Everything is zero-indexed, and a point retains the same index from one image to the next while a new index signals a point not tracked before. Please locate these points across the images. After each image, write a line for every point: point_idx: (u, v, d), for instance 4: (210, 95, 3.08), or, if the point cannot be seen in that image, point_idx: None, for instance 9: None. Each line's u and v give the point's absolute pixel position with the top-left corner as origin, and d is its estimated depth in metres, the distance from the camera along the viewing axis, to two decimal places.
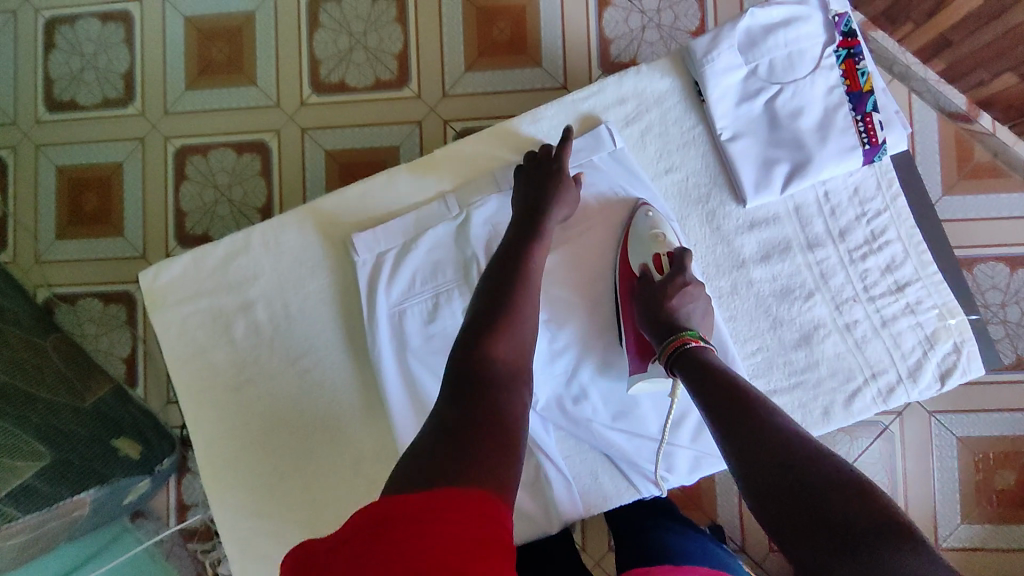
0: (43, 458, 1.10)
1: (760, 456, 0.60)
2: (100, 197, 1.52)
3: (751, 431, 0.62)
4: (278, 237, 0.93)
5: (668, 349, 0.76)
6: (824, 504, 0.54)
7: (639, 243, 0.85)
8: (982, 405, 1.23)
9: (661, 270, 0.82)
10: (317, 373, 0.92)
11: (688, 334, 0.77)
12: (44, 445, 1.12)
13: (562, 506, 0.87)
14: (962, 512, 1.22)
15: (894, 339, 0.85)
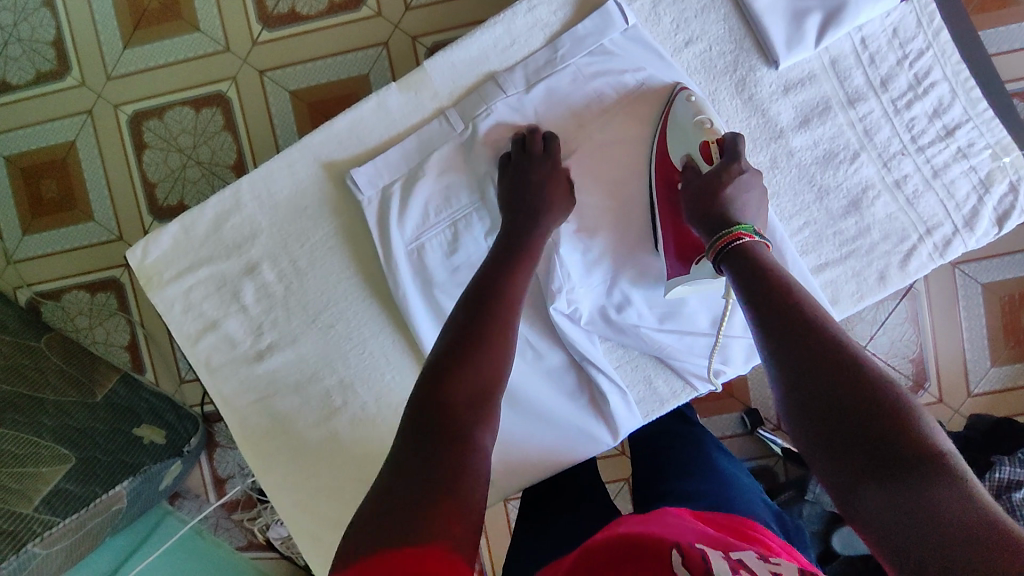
0: (69, 460, 1.07)
1: (801, 364, 0.50)
2: (59, 181, 1.40)
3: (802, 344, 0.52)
4: (268, 189, 0.84)
5: (719, 244, 0.64)
6: (868, 420, 0.45)
7: (683, 131, 0.75)
8: (1004, 247, 1.22)
9: (711, 160, 0.71)
10: (342, 327, 0.86)
11: (739, 227, 0.64)
12: (66, 446, 1.09)
13: (620, 419, 0.83)
14: (991, 355, 1.23)
15: (948, 189, 0.79)
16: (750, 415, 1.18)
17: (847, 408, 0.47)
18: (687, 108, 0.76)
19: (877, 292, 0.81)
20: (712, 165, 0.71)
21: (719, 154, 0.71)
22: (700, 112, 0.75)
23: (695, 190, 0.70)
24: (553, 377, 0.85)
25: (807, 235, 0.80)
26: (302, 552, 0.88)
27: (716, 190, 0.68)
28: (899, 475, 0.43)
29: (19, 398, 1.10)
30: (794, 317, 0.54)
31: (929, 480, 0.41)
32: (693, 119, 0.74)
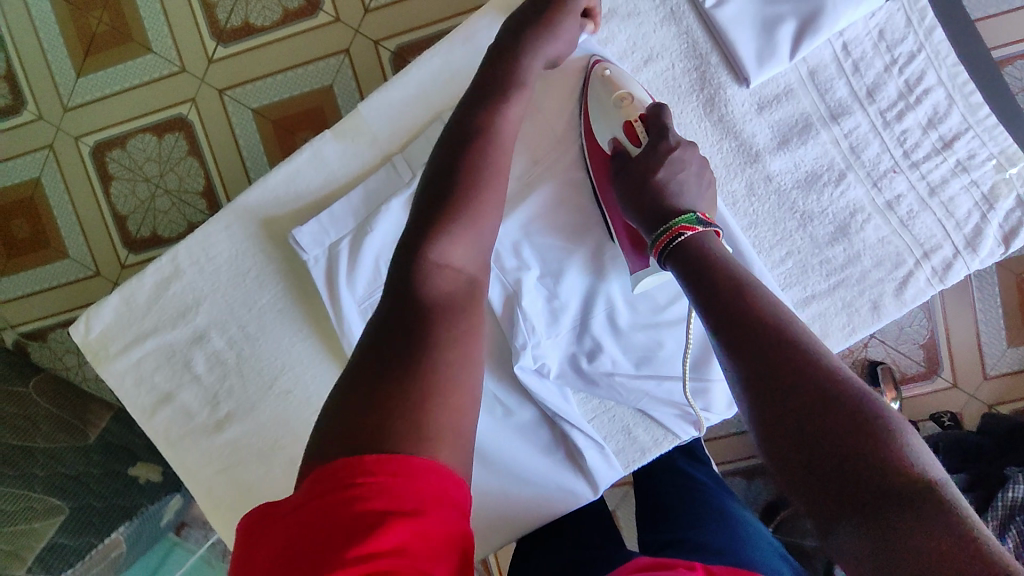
0: (63, 511, 1.06)
1: (759, 365, 0.44)
2: (28, 219, 1.35)
3: (759, 340, 0.46)
4: (212, 249, 0.79)
5: (660, 243, 0.59)
6: (846, 453, 0.39)
7: (603, 111, 0.69)
8: None
9: (638, 143, 0.66)
10: (302, 391, 0.81)
11: (679, 221, 0.59)
12: (59, 497, 1.07)
13: (598, 473, 0.78)
14: (1011, 340, 1.15)
15: (946, 207, 0.71)
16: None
17: (821, 437, 0.40)
18: (602, 85, 0.69)
19: (871, 324, 0.73)
20: (641, 145, 0.65)
21: (643, 134, 0.65)
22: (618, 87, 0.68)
23: (627, 182, 0.64)
24: (525, 433, 0.79)
25: (790, 267, 0.73)
26: None
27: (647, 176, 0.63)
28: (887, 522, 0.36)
29: (11, 451, 1.07)
30: (754, 325, 0.47)
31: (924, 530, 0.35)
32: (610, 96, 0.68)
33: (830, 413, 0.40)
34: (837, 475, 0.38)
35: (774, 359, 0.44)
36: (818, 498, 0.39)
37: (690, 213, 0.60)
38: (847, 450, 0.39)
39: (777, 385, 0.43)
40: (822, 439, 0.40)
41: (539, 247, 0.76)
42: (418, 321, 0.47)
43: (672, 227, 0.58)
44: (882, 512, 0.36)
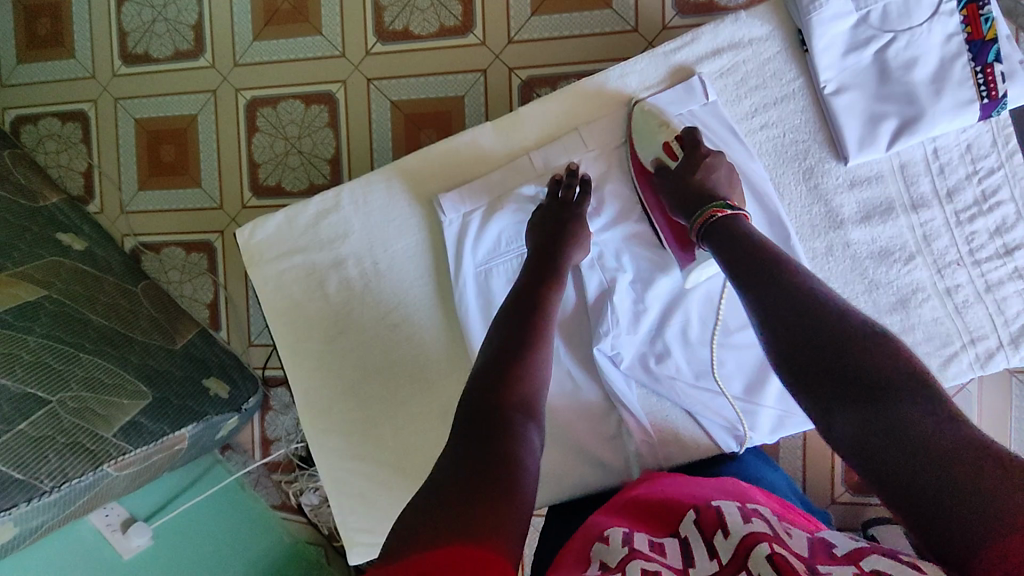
0: (146, 397, 1.20)
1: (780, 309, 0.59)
2: (177, 148, 1.57)
3: (779, 292, 0.60)
4: (365, 195, 0.95)
5: (698, 223, 0.74)
6: (847, 359, 0.52)
7: (646, 136, 0.85)
8: None
9: (675, 157, 0.81)
10: (407, 327, 0.95)
11: (713, 206, 0.73)
12: (145, 385, 1.22)
13: (642, 459, 0.90)
14: None
15: (998, 304, 0.82)
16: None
17: (832, 354, 0.54)
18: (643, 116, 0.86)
19: None
20: (677, 160, 0.81)
21: (680, 149, 0.81)
22: (661, 118, 0.85)
23: (674, 182, 0.79)
24: (585, 409, 0.92)
25: None
26: (340, 524, 0.97)
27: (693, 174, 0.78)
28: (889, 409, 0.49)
29: (115, 334, 1.26)
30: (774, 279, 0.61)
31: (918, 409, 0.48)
32: (656, 125, 0.85)
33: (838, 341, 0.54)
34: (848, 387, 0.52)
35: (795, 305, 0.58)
36: (836, 402, 0.52)
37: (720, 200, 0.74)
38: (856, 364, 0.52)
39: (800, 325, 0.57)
40: (826, 353, 0.54)
41: (637, 256, 0.89)
42: (490, 433, 0.56)
43: (706, 209, 0.73)
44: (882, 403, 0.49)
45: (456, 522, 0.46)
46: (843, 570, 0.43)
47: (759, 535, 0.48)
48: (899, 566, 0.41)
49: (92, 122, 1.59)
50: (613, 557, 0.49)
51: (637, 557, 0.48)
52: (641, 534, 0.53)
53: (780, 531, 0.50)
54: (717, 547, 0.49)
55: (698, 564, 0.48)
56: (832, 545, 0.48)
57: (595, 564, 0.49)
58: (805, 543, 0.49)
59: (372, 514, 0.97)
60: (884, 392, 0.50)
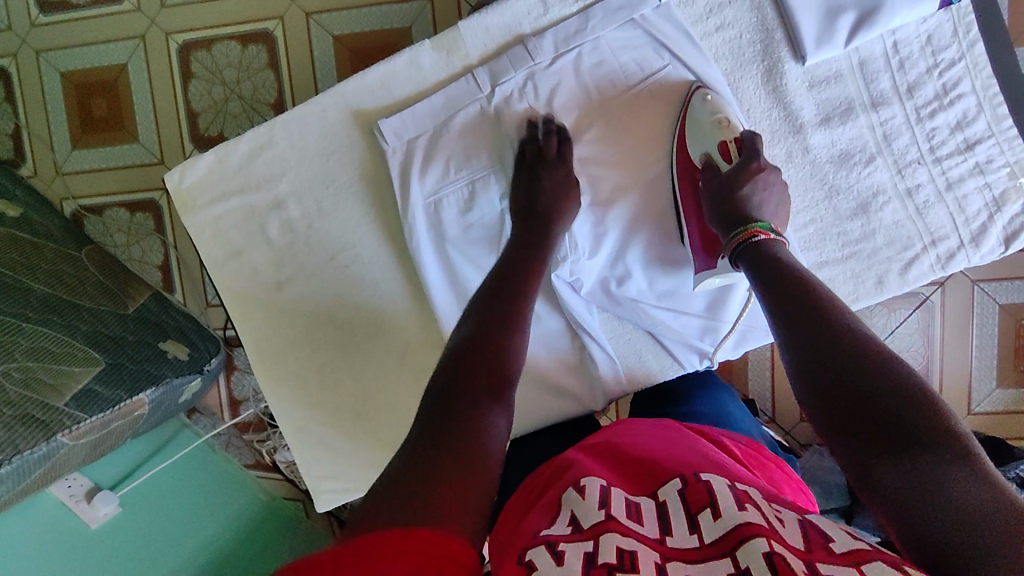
0: (99, 363, 1.15)
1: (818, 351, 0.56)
2: (109, 102, 1.45)
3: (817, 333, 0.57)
4: (300, 128, 0.88)
5: (735, 242, 0.71)
6: (884, 409, 0.49)
7: (700, 129, 0.78)
8: (1013, 273, 1.33)
9: (730, 160, 0.75)
10: (357, 269, 0.91)
11: (756, 226, 0.70)
12: (96, 351, 1.16)
13: (606, 384, 0.89)
14: (997, 376, 1.37)
15: (959, 202, 0.80)
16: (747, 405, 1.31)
17: (866, 402, 0.50)
18: (704, 106, 0.78)
19: (874, 296, 0.82)
20: (730, 164, 0.75)
21: (736, 153, 0.75)
22: (719, 112, 0.77)
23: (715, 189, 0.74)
24: (549, 339, 0.90)
25: (811, 232, 0.82)
26: (303, 472, 0.95)
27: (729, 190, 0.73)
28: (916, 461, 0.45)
29: (60, 303, 1.19)
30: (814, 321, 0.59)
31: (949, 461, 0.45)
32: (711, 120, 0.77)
33: (871, 383, 0.51)
34: (872, 431, 0.49)
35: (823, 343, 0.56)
36: (863, 450, 0.49)
37: (764, 222, 0.71)
38: (894, 417, 0.49)
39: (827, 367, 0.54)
40: (862, 400, 0.51)
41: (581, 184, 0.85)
42: (469, 396, 0.53)
43: (744, 230, 0.70)
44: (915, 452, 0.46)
45: (419, 496, 0.43)
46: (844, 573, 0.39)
47: (756, 526, 0.43)
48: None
49: (13, 77, 1.46)
50: (588, 520, 0.46)
51: (612, 529, 0.44)
52: (619, 492, 0.51)
53: (771, 513, 0.46)
54: (698, 523, 0.46)
55: (677, 536, 0.46)
56: (829, 538, 0.44)
57: (566, 516, 0.47)
58: (799, 531, 0.44)
59: (337, 460, 0.95)
60: (917, 446, 0.46)
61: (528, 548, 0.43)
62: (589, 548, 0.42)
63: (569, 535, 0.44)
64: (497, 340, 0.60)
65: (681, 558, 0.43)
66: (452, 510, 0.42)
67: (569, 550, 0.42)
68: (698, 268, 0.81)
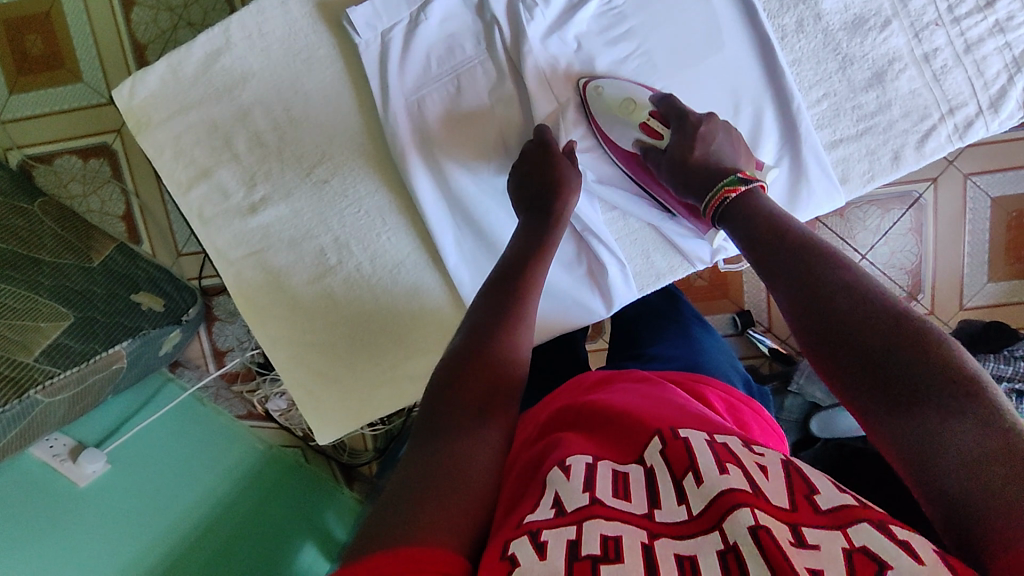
0: (68, 317, 1.08)
1: (811, 306, 0.51)
2: (44, 36, 1.30)
3: (814, 282, 0.52)
4: (261, 28, 0.80)
5: (712, 206, 0.66)
6: (890, 367, 0.45)
7: (613, 117, 0.75)
8: (1005, 163, 1.31)
9: (662, 136, 0.73)
10: (338, 183, 0.84)
11: (726, 183, 0.65)
12: (64, 305, 1.09)
13: (615, 290, 0.85)
14: (990, 272, 1.35)
15: (978, 66, 0.75)
16: (743, 317, 1.31)
17: (870, 361, 0.47)
18: (607, 99, 0.76)
19: (889, 173, 0.78)
20: (665, 137, 0.73)
21: (664, 126, 0.73)
22: (625, 94, 0.75)
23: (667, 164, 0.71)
24: None
25: (824, 108, 0.77)
26: (299, 404, 0.90)
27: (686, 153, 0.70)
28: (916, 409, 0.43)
29: (16, 256, 1.09)
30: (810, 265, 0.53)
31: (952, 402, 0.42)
32: (619, 102, 0.75)
33: (873, 348, 0.47)
34: (874, 387, 0.46)
35: (812, 286, 0.52)
36: (870, 408, 0.46)
37: (733, 175, 0.66)
38: (901, 375, 0.45)
39: (820, 312, 0.50)
40: (865, 359, 0.47)
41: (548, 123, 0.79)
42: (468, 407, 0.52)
43: (718, 190, 0.65)
44: (915, 413, 0.43)
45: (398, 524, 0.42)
46: (832, 541, 0.37)
47: (738, 494, 0.39)
48: (891, 550, 0.36)
49: None
50: (571, 501, 0.41)
51: (597, 515, 0.40)
52: (604, 464, 0.45)
53: (754, 470, 0.43)
54: (685, 490, 0.42)
55: (665, 506, 0.42)
56: (813, 490, 0.41)
57: (547, 497, 0.42)
58: (783, 484, 0.42)
59: (334, 392, 0.90)
60: (926, 406, 0.43)
61: (511, 540, 0.39)
62: (574, 537, 0.38)
63: (551, 518, 0.40)
64: (498, 346, 0.57)
65: (668, 531, 0.40)
66: (442, 533, 0.41)
67: (552, 539, 0.38)
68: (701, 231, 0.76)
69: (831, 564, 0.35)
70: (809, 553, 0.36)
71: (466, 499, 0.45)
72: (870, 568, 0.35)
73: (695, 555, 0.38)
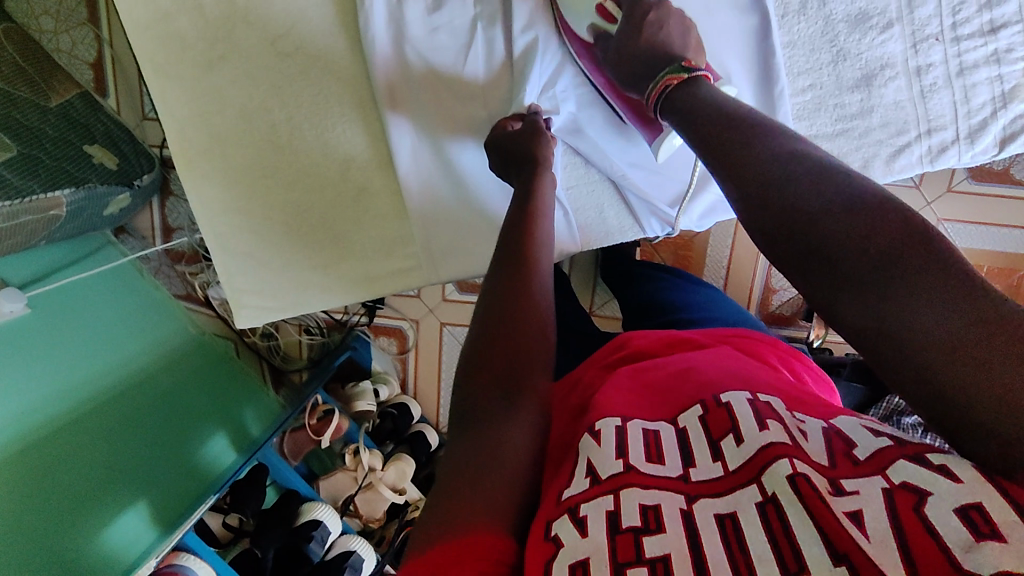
0: (11, 151, 1.01)
1: (767, 194, 0.51)
2: None
3: (765, 172, 0.52)
4: None
5: (656, 93, 0.65)
6: (841, 242, 0.46)
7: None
8: (992, 217, 1.23)
9: (615, 19, 0.71)
10: (302, 62, 0.80)
11: (669, 71, 0.64)
12: (7, 137, 1.02)
13: (560, 239, 0.84)
14: None
15: (966, 91, 0.74)
16: None
17: (826, 241, 0.47)
18: None
19: None
20: (617, 21, 0.70)
21: (617, 9, 0.70)
22: None
23: (619, 56, 0.69)
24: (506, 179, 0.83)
25: (807, 100, 0.76)
26: (224, 283, 0.87)
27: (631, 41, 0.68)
28: (884, 284, 0.43)
29: None
30: (762, 155, 0.53)
31: (923, 268, 0.42)
32: None
33: (829, 228, 0.46)
34: (838, 271, 0.46)
35: (766, 179, 0.52)
36: (832, 291, 0.46)
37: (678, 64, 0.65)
38: (855, 253, 0.45)
39: (772, 198, 0.50)
40: (821, 241, 0.47)
41: (524, 55, 0.76)
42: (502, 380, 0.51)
43: (662, 77, 0.64)
44: (882, 290, 0.43)
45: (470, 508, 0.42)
46: (871, 485, 0.37)
47: (778, 447, 0.40)
48: (929, 476, 0.36)
49: None
50: (605, 468, 0.42)
51: (631, 481, 0.41)
52: (636, 425, 0.47)
53: (794, 426, 0.43)
54: (722, 450, 0.43)
55: (701, 467, 0.43)
56: (852, 444, 0.41)
57: (582, 468, 0.44)
58: (823, 443, 0.41)
59: (260, 273, 0.87)
60: (885, 281, 0.43)
61: (552, 520, 0.40)
62: (613, 508, 0.40)
63: (589, 489, 0.41)
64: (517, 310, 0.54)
65: (707, 492, 0.41)
66: (488, 519, 0.41)
67: (591, 514, 0.40)
68: (650, 138, 0.74)
69: (869, 505, 0.35)
70: (848, 496, 0.36)
71: (503, 475, 0.45)
72: (911, 500, 0.35)
73: (735, 511, 0.39)
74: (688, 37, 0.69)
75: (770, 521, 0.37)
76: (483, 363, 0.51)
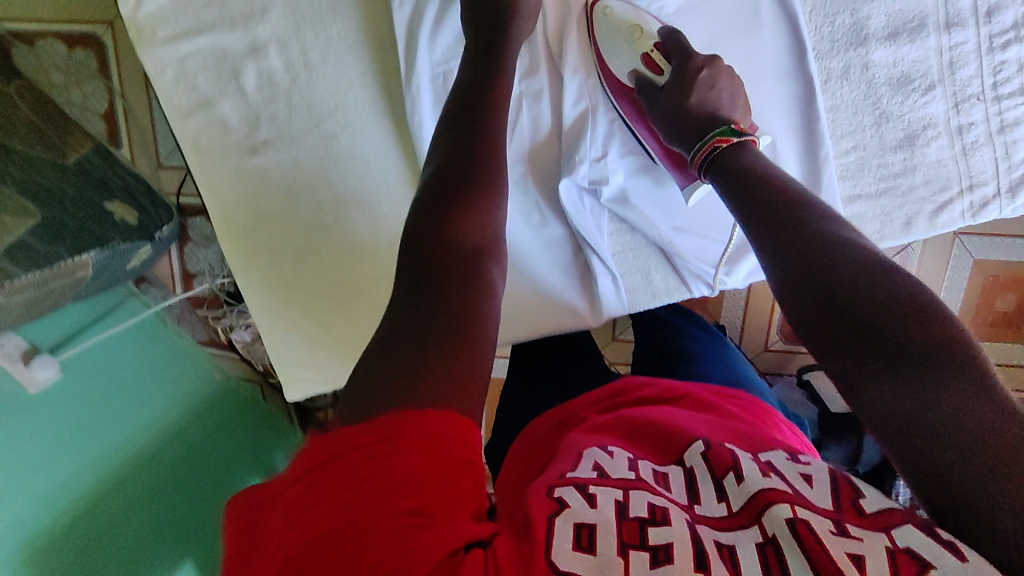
0: (34, 215, 0.93)
1: (803, 267, 0.53)
2: None
3: (805, 247, 0.54)
4: None
5: (700, 155, 0.66)
6: (875, 321, 0.47)
7: (615, 41, 0.73)
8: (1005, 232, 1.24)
9: (661, 71, 0.72)
10: (346, 142, 0.80)
11: (717, 133, 0.66)
12: (29, 200, 0.93)
13: (606, 302, 0.84)
14: None
15: (1006, 148, 0.76)
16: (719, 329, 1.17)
17: (857, 317, 0.48)
18: (610, 20, 0.73)
19: (899, 237, 0.78)
20: (663, 76, 0.72)
21: (666, 62, 0.71)
22: (632, 19, 0.72)
23: (665, 109, 0.70)
24: (552, 246, 0.83)
25: (851, 160, 0.77)
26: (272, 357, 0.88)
27: (682, 100, 0.69)
28: (917, 370, 0.44)
29: None
30: (807, 232, 0.54)
31: (953, 365, 0.43)
32: (625, 26, 0.72)
33: (865, 306, 0.48)
34: (865, 346, 0.47)
35: (807, 252, 0.53)
36: (855, 366, 0.47)
37: (727, 127, 0.66)
38: (885, 331, 0.46)
39: (811, 272, 0.52)
40: (854, 316, 0.48)
41: (575, 127, 0.77)
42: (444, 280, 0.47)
43: (710, 139, 0.65)
44: (911, 371, 0.44)
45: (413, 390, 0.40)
46: (875, 540, 0.38)
47: (774, 494, 0.41)
48: (933, 548, 0.36)
49: None
50: (616, 474, 0.44)
51: (641, 487, 0.42)
52: (647, 464, 0.47)
53: (798, 481, 0.43)
54: (725, 490, 0.44)
55: (706, 504, 0.44)
56: (858, 493, 0.42)
57: (591, 463, 0.45)
58: (827, 489, 0.42)
59: (303, 345, 0.88)
60: (920, 363, 0.44)
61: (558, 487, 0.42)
62: (622, 498, 0.41)
63: (596, 478, 0.43)
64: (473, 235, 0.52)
65: (708, 523, 0.41)
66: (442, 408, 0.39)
67: (601, 494, 0.41)
68: (680, 184, 0.75)
69: (873, 554, 0.37)
70: (848, 542, 0.38)
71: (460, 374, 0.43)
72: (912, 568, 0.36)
73: (734, 544, 0.39)
74: (738, 98, 0.70)
75: (769, 561, 0.38)
76: (428, 272, 0.48)
